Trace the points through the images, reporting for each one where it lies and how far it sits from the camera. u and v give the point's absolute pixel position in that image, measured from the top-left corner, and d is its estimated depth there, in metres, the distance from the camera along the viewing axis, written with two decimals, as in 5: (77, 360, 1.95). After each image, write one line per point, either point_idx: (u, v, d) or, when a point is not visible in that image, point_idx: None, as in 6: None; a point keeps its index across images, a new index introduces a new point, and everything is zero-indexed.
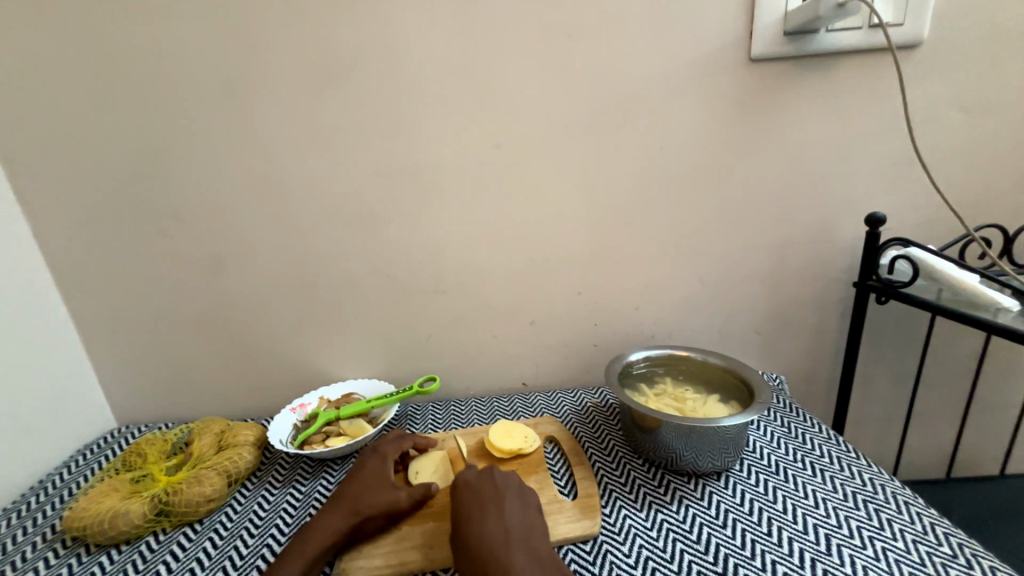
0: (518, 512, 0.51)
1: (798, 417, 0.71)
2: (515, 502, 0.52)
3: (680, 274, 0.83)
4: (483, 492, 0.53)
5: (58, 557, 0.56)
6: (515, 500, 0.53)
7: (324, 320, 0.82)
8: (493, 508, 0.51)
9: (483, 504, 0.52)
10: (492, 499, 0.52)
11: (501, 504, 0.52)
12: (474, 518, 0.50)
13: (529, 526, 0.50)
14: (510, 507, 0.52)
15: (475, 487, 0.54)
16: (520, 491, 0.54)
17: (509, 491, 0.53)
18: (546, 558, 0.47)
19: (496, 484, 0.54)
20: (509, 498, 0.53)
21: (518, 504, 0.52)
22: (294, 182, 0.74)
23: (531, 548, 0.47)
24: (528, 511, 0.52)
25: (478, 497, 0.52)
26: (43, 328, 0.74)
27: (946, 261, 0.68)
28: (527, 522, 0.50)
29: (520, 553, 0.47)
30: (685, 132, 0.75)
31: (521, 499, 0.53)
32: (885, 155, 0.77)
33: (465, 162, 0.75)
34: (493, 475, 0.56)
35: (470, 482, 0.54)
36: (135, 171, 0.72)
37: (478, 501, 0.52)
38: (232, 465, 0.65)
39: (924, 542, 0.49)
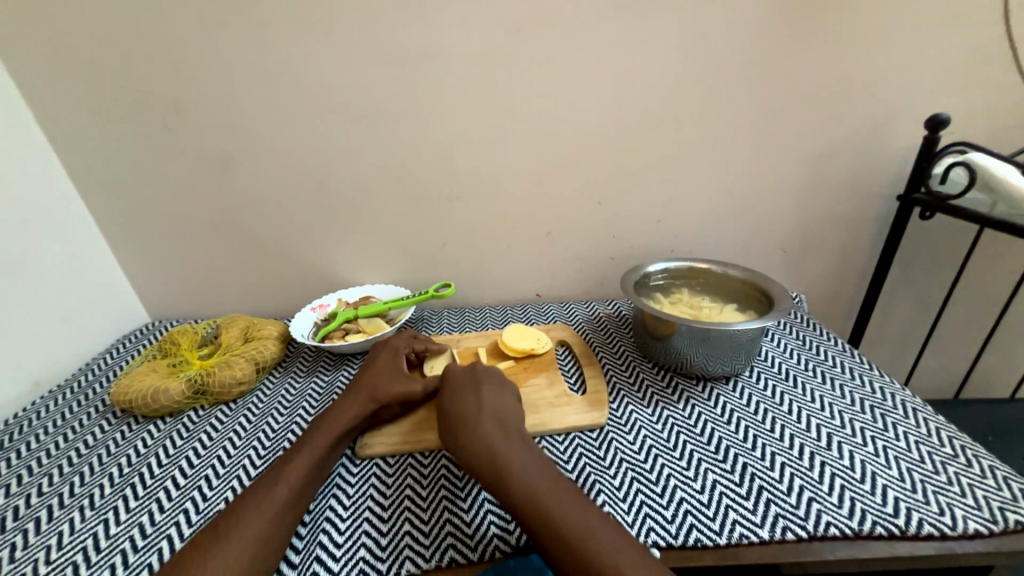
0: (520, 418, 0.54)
1: (814, 331, 0.70)
2: (493, 390, 0.53)
3: (709, 184, 0.78)
4: (462, 380, 0.54)
5: (110, 425, 0.62)
6: (494, 389, 0.53)
7: (339, 223, 0.81)
8: (471, 391, 0.53)
9: (463, 389, 0.53)
10: (472, 385, 0.53)
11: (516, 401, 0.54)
12: (452, 400, 0.52)
13: (504, 410, 0.51)
14: (487, 392, 0.52)
15: (458, 376, 0.55)
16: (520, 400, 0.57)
17: (490, 380, 0.54)
18: (514, 435, 0.48)
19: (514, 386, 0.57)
20: (492, 387, 0.53)
21: (497, 392, 0.53)
22: (301, 70, 0.69)
23: (502, 424, 0.49)
24: (504, 398, 0.52)
25: (459, 383, 0.54)
26: (64, 223, 0.74)
27: (1011, 167, 0.62)
28: (505, 404, 0.52)
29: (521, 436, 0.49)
30: (733, 15, 0.66)
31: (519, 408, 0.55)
32: (963, 47, 0.68)
33: (485, 50, 0.68)
34: (475, 366, 0.56)
35: (454, 372, 0.56)
36: (132, 54, 0.67)
37: (458, 387, 0.53)
38: (259, 354, 0.69)
39: (927, 443, 0.50)
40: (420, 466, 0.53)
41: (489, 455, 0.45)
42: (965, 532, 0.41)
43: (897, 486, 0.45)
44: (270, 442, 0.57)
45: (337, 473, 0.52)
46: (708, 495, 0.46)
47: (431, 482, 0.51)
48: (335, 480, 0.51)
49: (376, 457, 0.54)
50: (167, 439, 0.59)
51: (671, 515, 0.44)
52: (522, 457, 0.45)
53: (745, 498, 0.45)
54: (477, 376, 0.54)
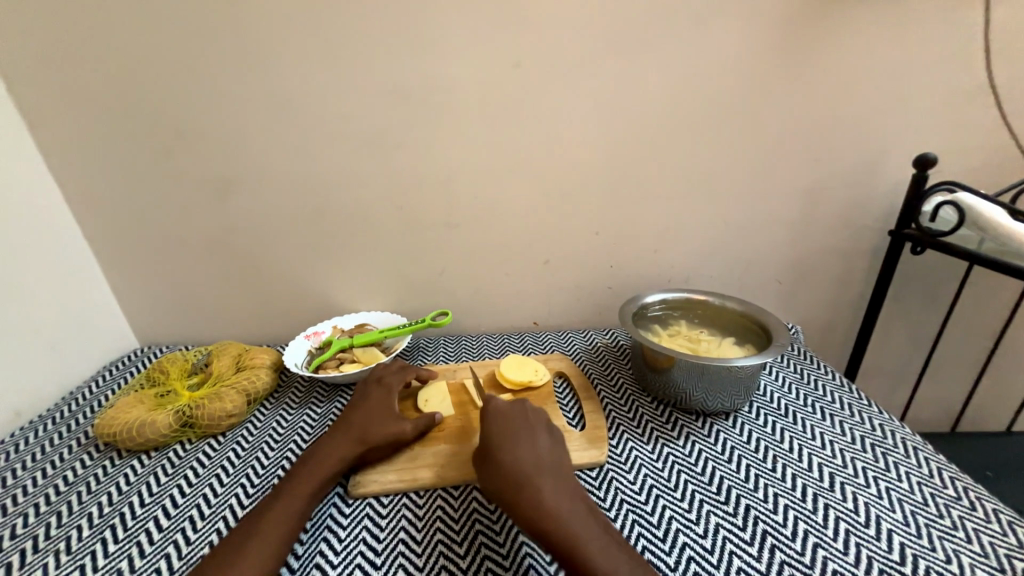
0: (548, 444, 0.50)
1: (811, 365, 0.70)
2: (545, 437, 0.51)
3: (703, 216, 0.79)
4: (515, 422, 0.51)
5: (93, 459, 0.60)
6: (546, 436, 0.51)
7: (337, 250, 0.81)
8: (527, 437, 0.49)
9: (517, 432, 0.50)
10: (528, 430, 0.51)
11: (533, 437, 0.50)
12: (508, 443, 0.49)
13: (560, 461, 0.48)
14: (541, 440, 0.50)
15: (508, 417, 0.52)
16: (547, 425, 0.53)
17: (542, 425, 0.52)
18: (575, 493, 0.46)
19: (526, 418, 0.52)
20: (544, 434, 0.51)
21: (548, 439, 0.51)
22: (303, 100, 0.70)
23: (562, 479, 0.46)
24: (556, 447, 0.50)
25: (511, 427, 0.50)
26: (56, 247, 0.74)
27: (996, 206, 0.63)
28: (559, 455, 0.49)
29: (552, 483, 0.45)
30: (724, 56, 0.69)
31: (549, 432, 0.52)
32: (946, 90, 0.71)
33: (485, 84, 0.70)
34: (524, 407, 0.54)
35: (503, 411, 0.53)
36: (136, 83, 0.68)
37: (510, 430, 0.50)
38: (251, 385, 0.67)
39: (929, 484, 0.49)
40: (414, 507, 0.51)
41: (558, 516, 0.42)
42: None
43: (902, 531, 0.44)
44: (259, 479, 0.56)
45: (328, 512, 0.50)
46: (710, 540, 0.44)
47: (426, 524, 0.49)
48: (326, 521, 0.49)
49: (369, 496, 0.52)
50: (152, 474, 0.57)
51: (673, 562, 0.43)
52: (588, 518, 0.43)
53: (749, 543, 0.44)
54: (533, 421, 0.52)
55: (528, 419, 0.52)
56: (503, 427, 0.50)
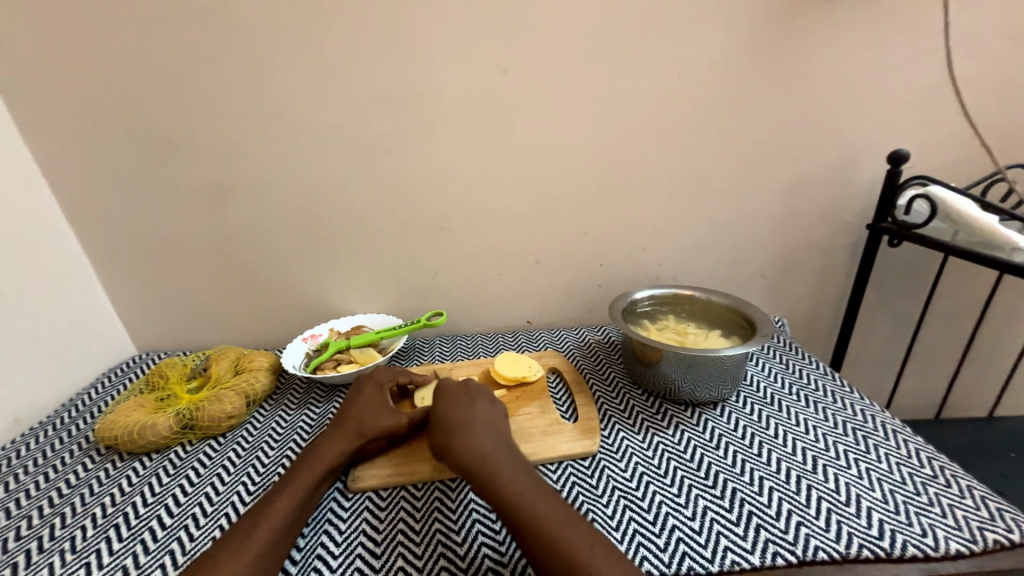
0: (488, 406, 0.54)
1: (796, 355, 0.73)
2: (485, 402, 0.55)
3: (689, 214, 0.82)
4: (456, 390, 0.55)
5: (94, 463, 0.60)
6: (485, 400, 0.55)
7: (332, 254, 0.82)
8: (465, 401, 0.54)
9: (457, 398, 0.54)
10: (465, 395, 0.55)
11: (473, 400, 0.54)
12: (446, 407, 0.53)
13: (495, 418, 0.52)
14: (480, 404, 0.54)
15: (450, 387, 0.56)
16: (491, 393, 0.57)
17: (482, 392, 0.56)
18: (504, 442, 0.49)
19: (469, 385, 0.57)
20: (484, 399, 0.55)
21: (488, 403, 0.54)
22: (297, 109, 0.72)
23: (494, 431, 0.50)
24: (495, 408, 0.54)
25: (453, 394, 0.55)
26: (54, 257, 0.74)
27: (967, 199, 0.66)
28: (496, 415, 0.53)
29: (482, 433, 0.49)
30: (703, 60, 0.72)
31: (491, 395, 0.56)
32: (916, 89, 0.74)
33: (474, 90, 0.72)
34: (467, 380, 0.58)
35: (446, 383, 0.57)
36: (133, 95, 0.70)
37: (451, 397, 0.55)
38: (250, 386, 0.69)
39: (908, 464, 0.51)
40: (413, 499, 0.52)
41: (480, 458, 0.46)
42: (948, 553, 0.42)
43: (881, 509, 0.46)
44: (260, 477, 0.57)
45: (328, 506, 0.52)
46: (699, 522, 0.46)
47: (424, 516, 0.50)
48: (327, 515, 0.51)
49: (368, 490, 0.53)
50: (154, 476, 0.58)
51: (663, 544, 0.44)
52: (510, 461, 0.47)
53: (735, 524, 0.46)
54: (470, 388, 0.56)
55: (470, 387, 0.56)
56: (449, 393, 0.55)
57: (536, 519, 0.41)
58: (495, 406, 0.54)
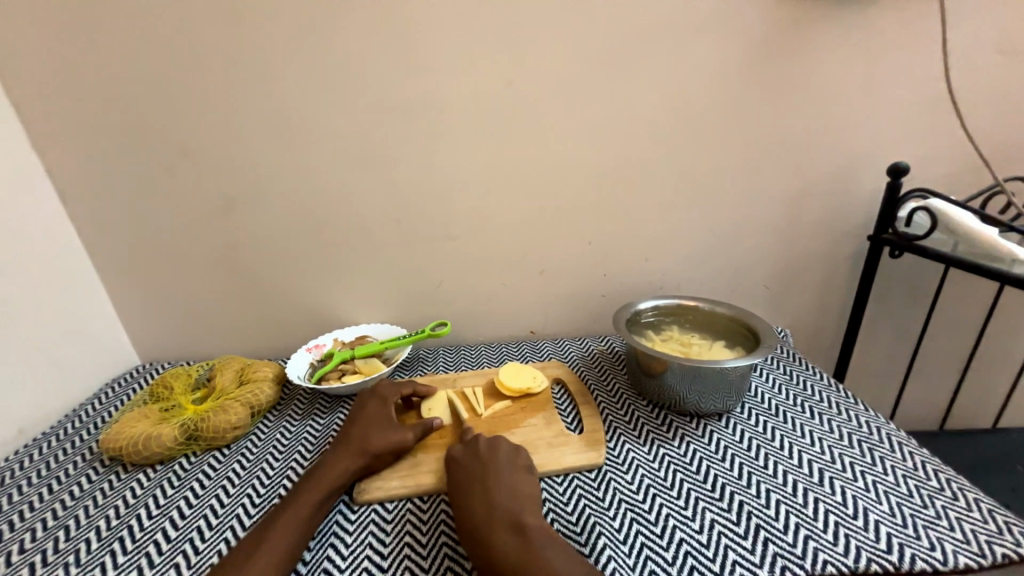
0: (508, 482, 0.50)
1: (800, 366, 0.73)
2: (516, 477, 0.51)
3: (691, 225, 0.82)
4: (485, 465, 0.52)
5: (98, 474, 0.60)
6: (517, 475, 0.51)
7: (336, 264, 0.83)
8: (497, 479, 0.50)
9: (486, 475, 0.51)
10: (495, 470, 0.51)
11: (487, 481, 0.50)
12: (476, 490, 0.49)
13: (531, 499, 0.49)
14: (512, 480, 0.50)
15: (478, 461, 0.53)
16: (508, 458, 0.53)
17: (512, 465, 0.52)
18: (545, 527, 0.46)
19: (480, 459, 0.53)
20: (515, 474, 0.51)
21: (520, 479, 0.51)
22: (305, 120, 0.73)
23: (532, 517, 0.46)
24: (529, 484, 0.51)
25: (482, 470, 0.51)
26: (60, 266, 0.75)
27: (965, 211, 0.67)
28: (531, 494, 0.49)
29: (508, 528, 0.45)
30: (704, 74, 0.73)
31: (510, 465, 0.52)
32: (914, 102, 0.75)
33: (479, 102, 0.73)
34: (495, 448, 0.54)
35: (472, 456, 0.54)
36: (144, 106, 0.71)
37: (479, 475, 0.51)
38: (255, 397, 0.69)
39: (914, 477, 0.51)
40: (419, 512, 0.52)
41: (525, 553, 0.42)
42: (956, 567, 0.42)
43: (889, 522, 0.46)
44: (265, 489, 0.57)
45: (334, 519, 0.52)
46: (706, 535, 0.46)
47: (430, 529, 0.50)
48: (333, 528, 0.51)
49: (373, 503, 0.53)
50: (158, 487, 0.58)
51: (671, 558, 0.44)
52: (557, 552, 0.42)
53: (743, 538, 0.46)
54: (500, 462, 0.52)
55: (499, 459, 0.53)
56: (459, 478, 0.51)
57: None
58: (517, 482, 0.50)
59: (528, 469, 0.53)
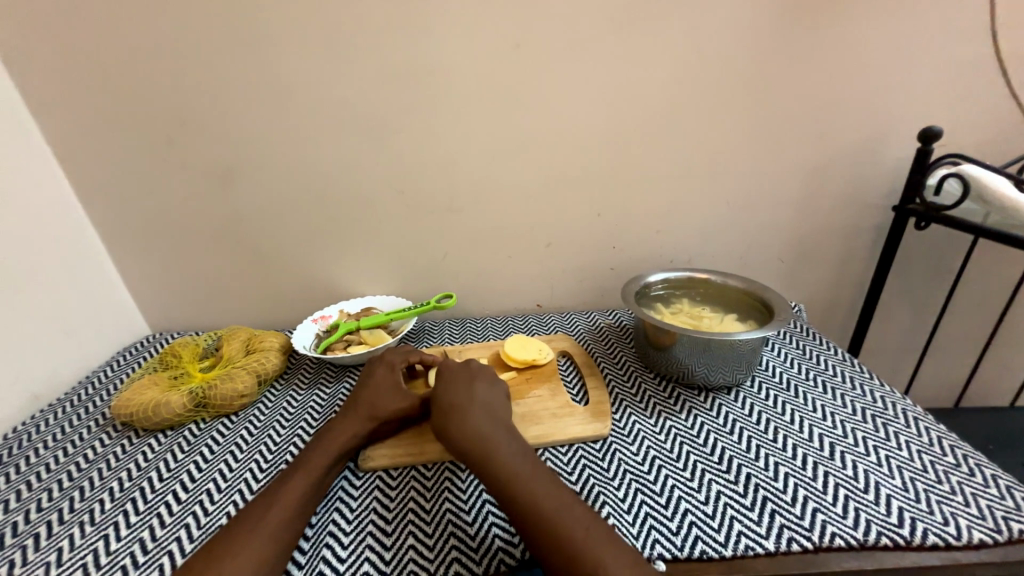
0: (486, 388, 0.53)
1: (813, 341, 0.71)
2: (485, 381, 0.54)
3: (706, 196, 0.79)
4: (458, 371, 0.55)
5: (111, 439, 0.61)
6: (485, 380, 0.55)
7: (341, 236, 0.81)
8: (464, 383, 0.53)
9: (458, 379, 0.54)
10: (466, 376, 0.54)
11: (471, 383, 0.53)
12: (445, 389, 0.53)
13: (495, 400, 0.52)
14: (479, 384, 0.54)
15: (452, 369, 0.56)
16: (492, 374, 0.57)
17: (483, 373, 0.56)
18: (503, 424, 0.49)
19: (467, 368, 0.56)
20: (483, 379, 0.55)
21: (488, 382, 0.54)
22: (305, 86, 0.70)
23: (493, 415, 0.50)
24: (496, 388, 0.54)
25: (454, 374, 0.55)
26: (65, 237, 0.74)
27: (1002, 178, 0.63)
28: (496, 395, 0.53)
29: (479, 417, 0.49)
30: (727, 33, 0.68)
31: (492, 376, 0.56)
32: (954, 61, 0.70)
33: (486, 65, 0.70)
34: (469, 360, 0.58)
35: (448, 365, 0.57)
36: (140, 72, 0.69)
37: (451, 378, 0.54)
38: (261, 366, 0.69)
39: (929, 452, 0.50)
40: (423, 479, 0.52)
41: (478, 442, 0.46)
42: (970, 542, 0.41)
43: (901, 497, 0.45)
44: (272, 455, 0.57)
45: (340, 484, 0.52)
46: (712, 506, 0.46)
47: (434, 496, 0.50)
48: (339, 493, 0.51)
49: (379, 470, 0.54)
50: (168, 452, 0.59)
51: (676, 527, 0.44)
52: (507, 443, 0.47)
53: (750, 509, 0.45)
54: (471, 370, 0.55)
55: (471, 368, 0.56)
56: (445, 377, 0.55)
57: (537, 507, 0.41)
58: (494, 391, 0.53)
59: (505, 387, 0.55)
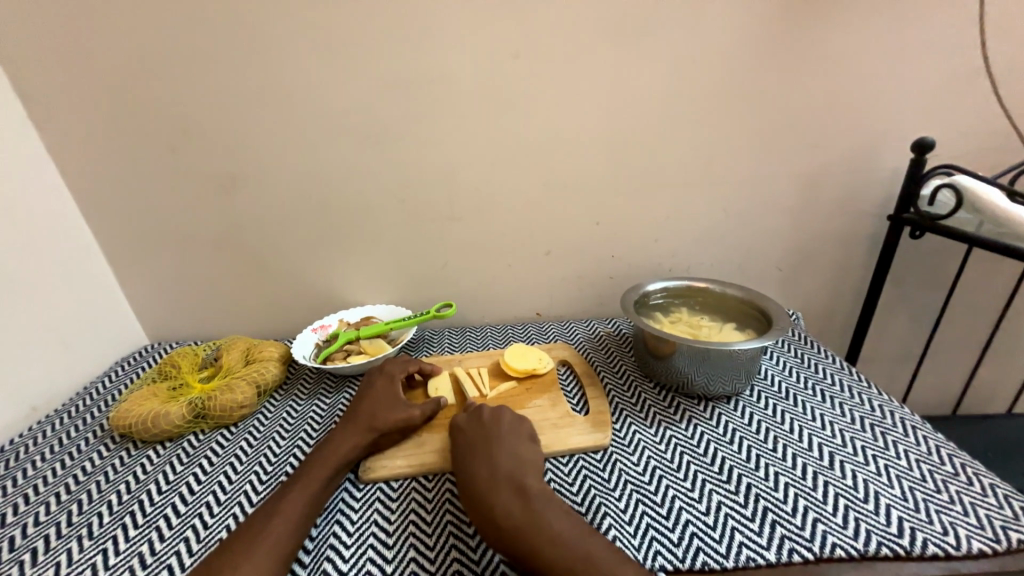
0: (508, 447, 0.51)
1: (811, 349, 0.71)
2: (508, 445, 0.51)
3: (703, 205, 0.80)
4: (477, 436, 0.53)
5: (110, 450, 0.61)
6: (507, 443, 0.51)
7: (341, 244, 0.82)
8: (485, 451, 0.50)
9: (478, 447, 0.51)
10: (484, 442, 0.52)
11: (490, 447, 0.51)
12: (468, 461, 0.50)
13: (521, 466, 0.49)
14: (501, 449, 0.50)
15: (471, 432, 0.53)
16: (511, 423, 0.55)
17: (503, 435, 0.52)
18: (534, 492, 0.46)
19: (483, 428, 0.53)
20: (505, 444, 0.51)
21: (512, 447, 0.51)
22: (306, 96, 0.71)
23: (521, 482, 0.47)
24: (519, 452, 0.50)
25: (475, 442, 0.52)
26: (66, 246, 0.75)
27: (994, 189, 0.64)
28: (521, 461, 0.49)
29: (507, 493, 0.45)
30: (722, 45, 0.69)
31: (515, 436, 0.53)
32: (945, 73, 0.71)
33: (485, 76, 0.71)
34: (487, 417, 0.55)
35: (467, 428, 0.54)
36: (142, 83, 0.70)
37: (472, 445, 0.52)
38: (261, 377, 0.69)
39: (927, 461, 0.50)
40: (424, 490, 0.52)
41: (510, 526, 0.42)
42: (969, 552, 0.41)
43: (901, 507, 0.45)
44: (272, 466, 0.57)
45: (340, 496, 0.52)
46: (713, 516, 0.46)
47: (435, 507, 0.50)
48: (339, 505, 0.51)
49: (379, 481, 0.53)
50: (167, 464, 0.58)
51: (677, 538, 0.44)
52: (541, 521, 0.42)
53: (751, 520, 0.45)
54: (490, 433, 0.52)
55: (490, 429, 0.53)
56: (462, 445, 0.52)
57: None
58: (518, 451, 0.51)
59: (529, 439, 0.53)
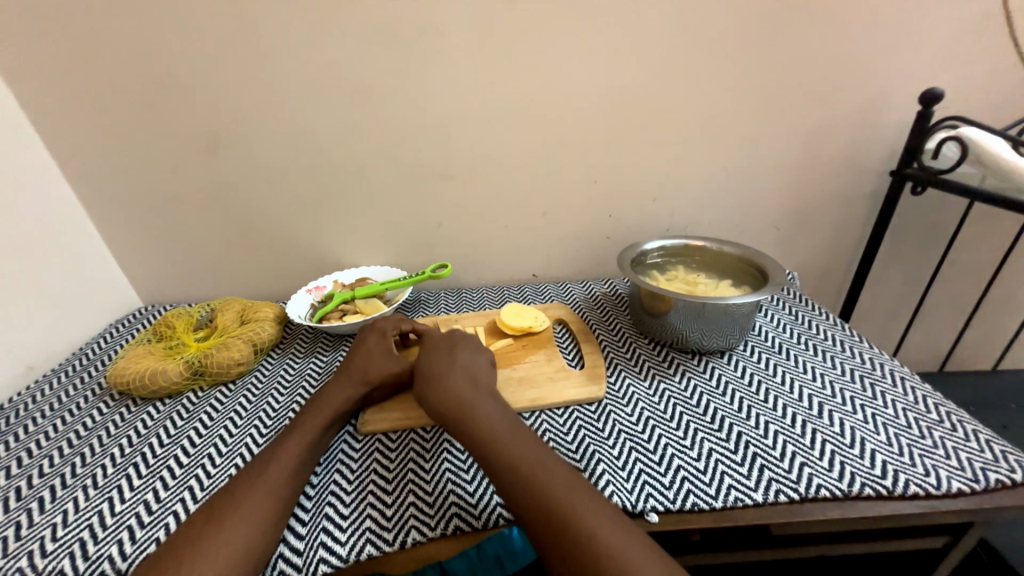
0: (473, 365, 0.53)
1: (806, 306, 0.72)
2: (467, 349, 0.55)
3: (705, 162, 0.78)
4: (442, 339, 0.56)
5: (109, 407, 0.62)
6: (468, 347, 0.56)
7: (335, 204, 0.80)
8: (446, 349, 0.55)
9: (440, 347, 0.55)
10: (448, 344, 0.56)
11: (454, 349, 0.55)
12: (428, 356, 0.54)
13: (476, 365, 0.53)
14: (461, 351, 0.55)
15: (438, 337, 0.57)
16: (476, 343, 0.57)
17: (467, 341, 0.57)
18: (481, 384, 0.51)
19: (456, 348, 0.55)
20: (467, 348, 0.56)
21: (471, 350, 0.55)
22: (293, 45, 0.67)
23: (473, 376, 0.51)
24: (477, 356, 0.55)
25: (438, 343, 0.56)
26: (48, 206, 0.72)
27: (1001, 141, 0.62)
28: (477, 361, 0.54)
29: (460, 380, 0.50)
30: None
31: (474, 345, 0.57)
32: (961, 19, 0.68)
33: (481, 22, 0.67)
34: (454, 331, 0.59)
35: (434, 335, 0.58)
36: (116, 28, 0.65)
37: (436, 345, 0.56)
38: (257, 335, 0.69)
39: (914, 410, 0.51)
40: (422, 441, 0.53)
41: (453, 405, 0.48)
42: (949, 491, 0.43)
43: (885, 451, 0.47)
44: (272, 420, 0.58)
45: (340, 447, 0.53)
46: (704, 462, 0.47)
47: (433, 456, 0.51)
48: (339, 455, 0.52)
49: (377, 433, 0.54)
50: (167, 419, 0.59)
51: (668, 482, 0.45)
52: (484, 405, 0.48)
53: (740, 464, 0.46)
54: (454, 339, 0.56)
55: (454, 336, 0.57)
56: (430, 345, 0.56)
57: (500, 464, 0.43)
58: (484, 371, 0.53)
59: (490, 362, 0.55)
